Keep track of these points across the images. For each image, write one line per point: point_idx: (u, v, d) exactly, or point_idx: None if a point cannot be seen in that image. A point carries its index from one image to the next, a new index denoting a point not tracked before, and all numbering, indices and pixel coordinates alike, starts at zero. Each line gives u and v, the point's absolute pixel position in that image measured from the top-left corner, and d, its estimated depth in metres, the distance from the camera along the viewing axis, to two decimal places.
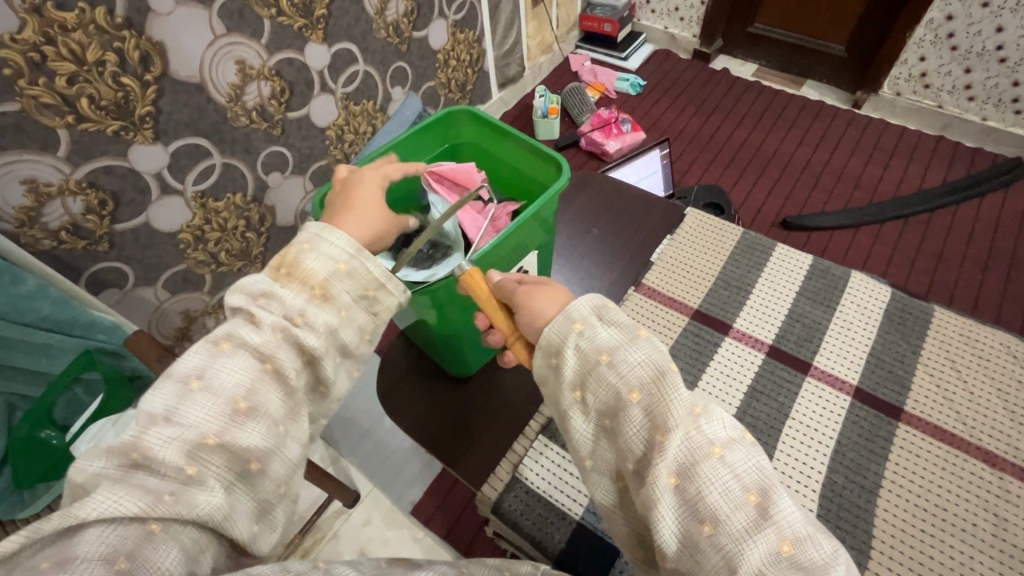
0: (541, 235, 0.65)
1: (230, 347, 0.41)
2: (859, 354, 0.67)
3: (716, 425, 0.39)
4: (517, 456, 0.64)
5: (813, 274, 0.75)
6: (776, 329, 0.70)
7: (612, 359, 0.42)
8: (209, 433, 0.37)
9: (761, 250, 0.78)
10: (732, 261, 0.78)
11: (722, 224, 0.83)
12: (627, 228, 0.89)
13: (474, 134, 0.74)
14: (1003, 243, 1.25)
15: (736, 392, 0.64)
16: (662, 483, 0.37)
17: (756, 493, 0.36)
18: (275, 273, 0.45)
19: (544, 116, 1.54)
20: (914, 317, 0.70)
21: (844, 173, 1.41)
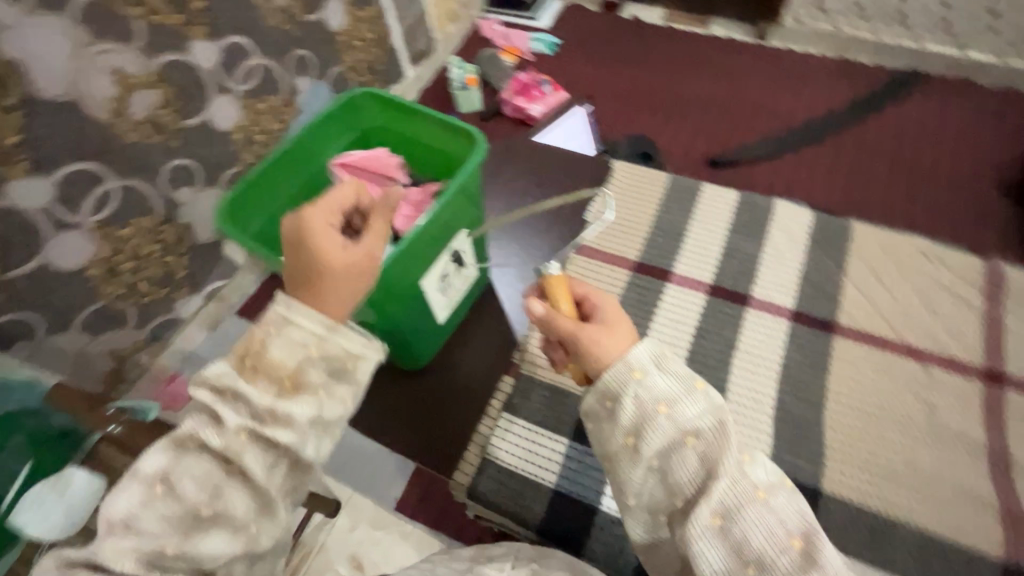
0: (470, 211, 0.69)
1: (193, 448, 0.48)
2: (795, 275, 0.78)
3: (761, 478, 0.50)
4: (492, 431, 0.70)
5: (739, 210, 0.84)
6: (712, 265, 0.80)
7: (674, 407, 0.52)
8: (166, 541, 0.45)
9: (688, 194, 0.87)
10: (664, 213, 0.86)
11: (652, 172, 0.90)
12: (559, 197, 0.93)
13: (384, 118, 0.75)
14: (907, 152, 1.34)
15: (691, 332, 0.75)
16: (711, 520, 0.48)
17: (794, 534, 0.48)
18: (240, 364, 0.49)
19: (463, 89, 1.50)
20: (836, 237, 0.81)
21: (760, 105, 1.46)
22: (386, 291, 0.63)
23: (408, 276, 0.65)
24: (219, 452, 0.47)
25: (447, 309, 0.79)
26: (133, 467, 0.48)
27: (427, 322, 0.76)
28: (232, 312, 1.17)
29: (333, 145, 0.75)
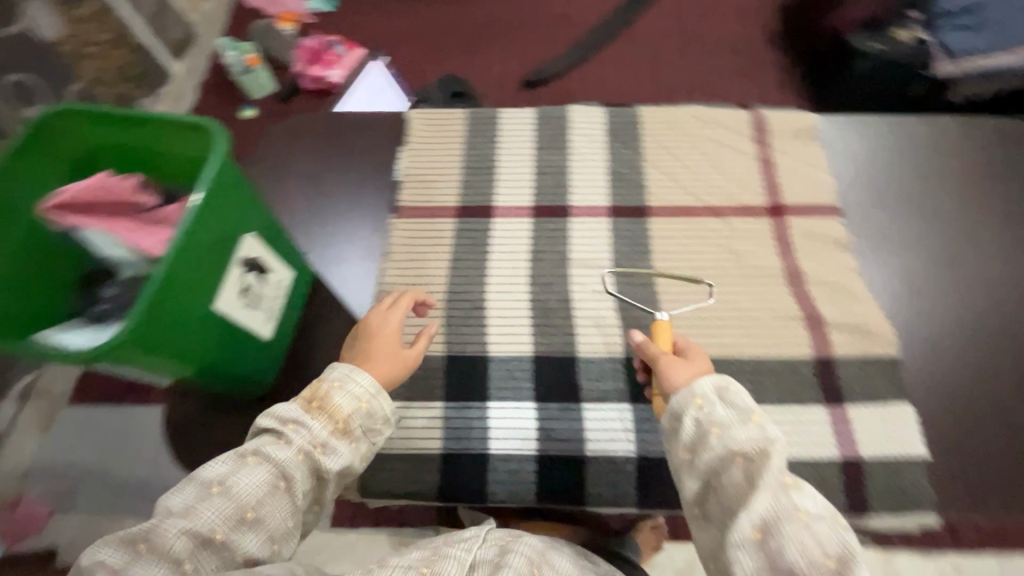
0: (247, 216, 0.58)
1: (255, 458, 0.50)
2: (554, 159, 0.82)
3: (739, 431, 0.49)
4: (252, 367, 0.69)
5: (536, 125, 0.85)
6: (505, 160, 0.82)
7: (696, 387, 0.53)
8: (215, 535, 0.46)
9: (485, 125, 0.85)
10: (450, 108, 0.87)
11: (444, 112, 0.86)
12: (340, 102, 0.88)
13: (97, 135, 0.58)
14: (689, 29, 1.45)
15: (472, 235, 0.77)
16: (685, 461, 0.51)
17: (761, 469, 0.47)
18: (307, 403, 0.54)
19: (245, 70, 1.32)
20: (618, 121, 0.85)
21: (552, 15, 1.48)
22: (161, 336, 0.50)
23: (185, 311, 0.51)
24: (279, 470, 0.50)
25: (271, 329, 0.64)
26: (191, 472, 0.50)
27: (253, 359, 0.63)
28: (64, 404, 1.01)
29: (44, 194, 0.57)
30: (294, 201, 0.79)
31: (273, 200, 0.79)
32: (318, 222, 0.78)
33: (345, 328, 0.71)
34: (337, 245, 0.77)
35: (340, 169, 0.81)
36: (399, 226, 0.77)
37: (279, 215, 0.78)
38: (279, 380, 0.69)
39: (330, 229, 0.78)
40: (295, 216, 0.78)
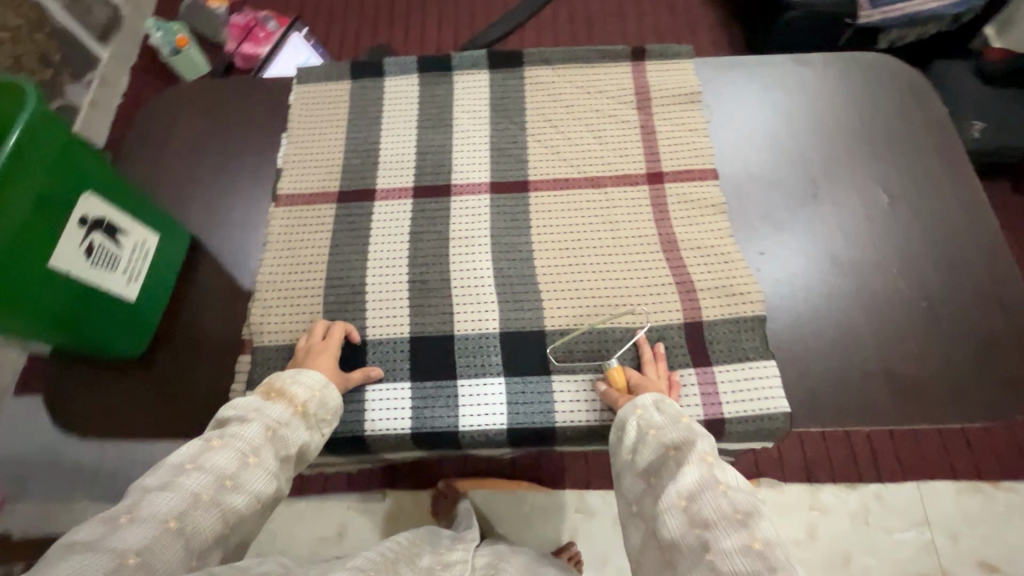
0: (73, 173, 0.61)
1: (221, 441, 0.56)
2: (721, 251, 0.75)
3: (728, 473, 0.54)
4: (346, 274, 0.76)
5: (605, 233, 0.77)
6: (681, 231, 0.76)
7: (689, 421, 0.59)
8: (226, 477, 0.54)
9: (519, 219, 0.78)
10: (671, 145, 0.82)
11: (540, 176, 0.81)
12: (574, 81, 0.87)
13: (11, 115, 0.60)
14: None
15: (596, 273, 0.75)
16: (676, 505, 0.53)
17: (741, 514, 0.50)
18: (264, 395, 0.61)
19: None
20: (790, 223, 0.78)
21: None
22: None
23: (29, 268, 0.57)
24: (246, 442, 0.56)
25: (129, 280, 0.69)
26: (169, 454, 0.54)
27: (116, 306, 0.68)
28: None
29: None
30: (471, 149, 0.83)
31: (456, 140, 0.84)
32: (480, 179, 0.81)
33: (436, 288, 0.74)
34: (479, 213, 0.79)
35: (528, 144, 0.83)
36: (537, 225, 0.78)
37: (449, 158, 0.83)
38: (360, 289, 0.74)
39: (485, 195, 0.80)
40: (464, 166, 0.82)
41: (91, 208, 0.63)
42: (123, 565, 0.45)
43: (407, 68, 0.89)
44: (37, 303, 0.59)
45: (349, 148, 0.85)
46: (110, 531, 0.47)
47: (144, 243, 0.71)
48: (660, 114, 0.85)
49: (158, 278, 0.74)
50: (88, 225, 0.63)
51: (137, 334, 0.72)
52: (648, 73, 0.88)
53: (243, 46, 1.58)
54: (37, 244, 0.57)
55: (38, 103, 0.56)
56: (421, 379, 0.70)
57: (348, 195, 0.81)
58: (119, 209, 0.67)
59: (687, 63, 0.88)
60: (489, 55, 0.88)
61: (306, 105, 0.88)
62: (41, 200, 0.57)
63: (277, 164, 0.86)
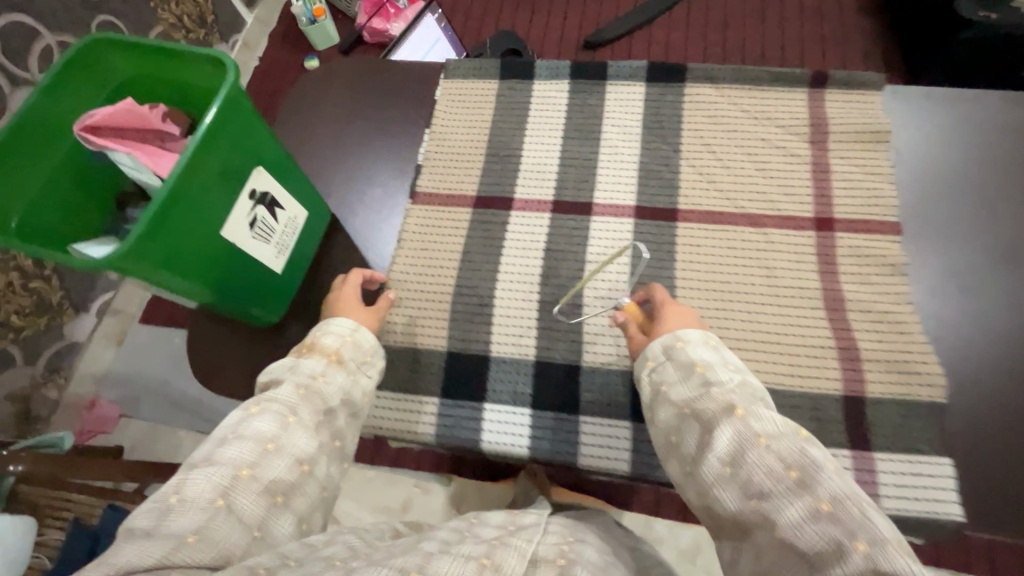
0: (251, 147, 0.60)
1: (259, 408, 0.52)
2: (896, 320, 0.65)
3: (765, 420, 0.44)
4: (475, 285, 0.74)
5: (758, 279, 0.70)
6: (849, 290, 0.68)
7: (705, 372, 0.51)
8: (267, 440, 0.50)
9: (662, 251, 0.73)
10: (846, 188, 0.73)
11: (690, 207, 0.75)
12: (738, 103, 0.80)
13: (204, 81, 0.60)
14: None
15: (743, 323, 0.68)
16: (720, 474, 0.44)
17: (795, 470, 0.40)
18: (297, 352, 0.60)
19: None
20: (974, 275, 0.67)
21: None
22: (171, 270, 0.55)
23: (199, 242, 0.57)
24: (282, 406, 0.52)
25: (280, 257, 0.69)
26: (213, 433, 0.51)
27: (264, 282, 0.69)
28: None
29: (151, 61, 0.60)
30: (618, 168, 0.79)
31: (602, 155, 0.80)
32: (624, 202, 0.76)
33: (565, 311, 0.71)
34: (620, 239, 0.74)
35: (680, 169, 0.77)
36: (682, 260, 0.72)
37: (593, 175, 0.79)
38: (488, 302, 0.73)
39: (628, 220, 0.75)
40: (608, 186, 0.78)
41: (259, 182, 0.62)
42: (182, 544, 0.41)
43: (558, 72, 0.85)
44: (201, 273, 0.59)
45: (490, 151, 0.82)
46: (162, 516, 0.43)
47: (296, 219, 0.70)
48: (836, 152, 0.75)
49: (301, 253, 0.74)
50: (256, 200, 0.63)
51: (274, 307, 0.73)
52: (826, 103, 0.78)
53: (374, 20, 1.64)
54: (213, 214, 0.57)
55: (235, 76, 0.56)
56: (541, 407, 0.67)
57: (485, 201, 0.79)
58: (280, 183, 0.67)
59: (874, 96, 0.78)
60: (649, 66, 0.83)
61: (451, 101, 0.87)
62: (221, 176, 0.57)
63: (416, 159, 0.85)
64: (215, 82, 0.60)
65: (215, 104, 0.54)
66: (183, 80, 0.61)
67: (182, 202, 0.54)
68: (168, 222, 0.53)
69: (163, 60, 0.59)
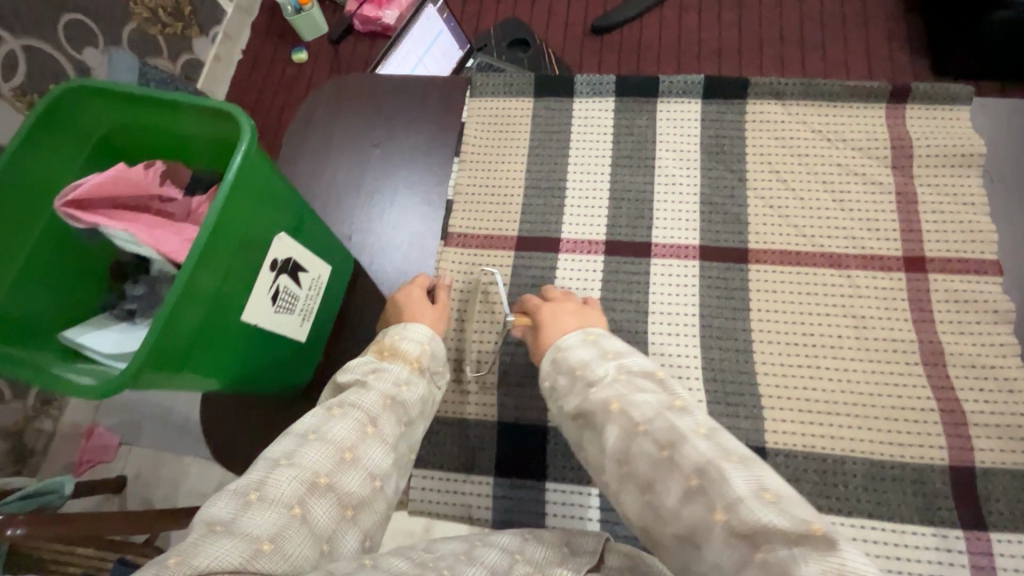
0: (270, 212, 0.52)
1: (340, 411, 0.51)
2: (1001, 377, 0.59)
3: (641, 405, 0.44)
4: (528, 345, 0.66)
5: (845, 330, 0.62)
6: (945, 341, 0.61)
7: (586, 372, 0.50)
8: (346, 449, 0.48)
9: (734, 299, 0.65)
10: (937, 222, 0.65)
11: (762, 247, 0.67)
12: (808, 122, 0.71)
13: (212, 134, 0.51)
14: None
15: (832, 382, 0.61)
16: (620, 475, 0.44)
17: (667, 451, 0.41)
18: (378, 354, 0.59)
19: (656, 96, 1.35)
20: None
21: None
22: (188, 363, 0.48)
23: (219, 327, 0.50)
24: (367, 412, 0.52)
25: (305, 324, 0.61)
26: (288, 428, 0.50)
27: (288, 353, 0.61)
28: None
29: (145, 112, 0.50)
30: (677, 201, 0.70)
31: (658, 186, 0.71)
32: (687, 242, 0.68)
33: None
34: (686, 285, 0.66)
35: (747, 201, 0.69)
36: (758, 310, 0.64)
37: (649, 210, 0.70)
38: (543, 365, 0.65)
39: (693, 262, 0.67)
40: (667, 223, 0.69)
41: (281, 249, 0.55)
42: (260, 550, 0.38)
43: (602, 89, 0.76)
44: (221, 359, 0.52)
45: (529, 183, 0.73)
46: (242, 511, 0.41)
47: (320, 278, 0.62)
48: (922, 178, 0.67)
49: (326, 312, 0.66)
50: (278, 269, 0.55)
51: (300, 374, 0.65)
52: (909, 120, 0.69)
53: (364, 8, 1.60)
54: (233, 297, 0.50)
55: (251, 136, 0.47)
56: None
57: (528, 243, 0.70)
58: (302, 243, 0.59)
59: (965, 110, 0.69)
60: (706, 81, 0.73)
61: (480, 124, 0.78)
62: (240, 251, 0.49)
63: (446, 193, 0.75)
64: (225, 135, 0.51)
65: (230, 172, 0.46)
66: (183, 131, 0.52)
67: (199, 296, 0.46)
68: (184, 315, 0.45)
69: (159, 109, 0.50)
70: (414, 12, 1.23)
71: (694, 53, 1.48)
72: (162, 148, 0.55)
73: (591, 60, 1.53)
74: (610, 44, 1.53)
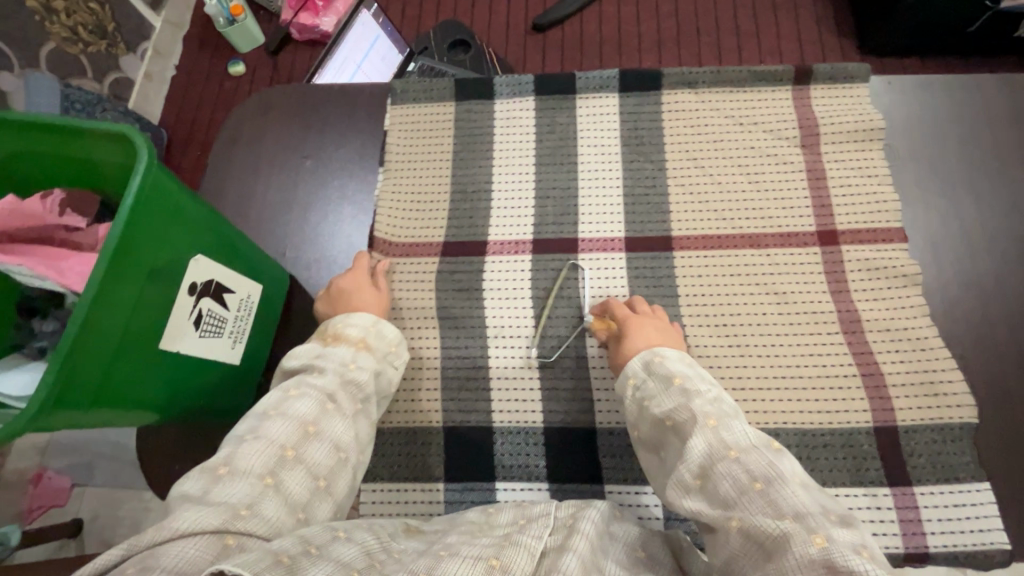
0: (184, 234, 0.51)
1: (297, 392, 0.54)
2: (915, 337, 0.62)
3: (737, 433, 0.48)
4: (466, 345, 0.66)
5: (770, 306, 0.64)
6: (863, 308, 0.64)
7: (684, 385, 0.52)
8: (309, 423, 0.52)
9: (663, 285, 0.66)
10: (847, 195, 0.68)
11: (686, 233, 0.68)
12: (721, 109, 0.73)
13: (112, 159, 0.48)
14: None
15: (760, 358, 0.63)
16: (689, 484, 0.47)
17: (760, 482, 0.44)
18: (322, 342, 0.60)
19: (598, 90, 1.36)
20: (988, 287, 0.64)
21: None
22: (104, 399, 0.46)
23: (136, 359, 0.48)
24: (323, 391, 0.55)
25: (236, 348, 0.59)
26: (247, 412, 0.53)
27: (220, 381, 0.59)
28: None
29: (37, 141, 0.48)
30: (603, 196, 0.71)
31: (583, 181, 0.72)
32: (615, 234, 0.69)
33: (570, 367, 0.65)
34: (614, 277, 0.67)
35: (669, 191, 0.70)
36: (687, 294, 0.66)
37: (575, 207, 0.71)
38: (481, 365, 0.65)
39: (620, 254, 0.68)
40: (594, 216, 0.70)
41: (201, 272, 0.53)
42: (239, 514, 0.43)
43: (523, 89, 0.76)
44: (143, 390, 0.50)
45: (457, 186, 0.73)
46: (214, 484, 0.45)
47: (249, 298, 0.60)
48: (830, 155, 0.70)
49: (260, 334, 0.64)
50: (198, 292, 0.53)
51: (238, 400, 0.63)
52: (814, 101, 0.72)
53: (300, 15, 1.56)
54: (147, 327, 0.48)
55: (151, 159, 0.45)
56: (560, 483, 0.61)
57: (456, 247, 0.70)
58: (226, 265, 0.57)
59: (863, 88, 0.72)
60: (621, 75, 0.74)
61: (404, 130, 0.76)
62: (153, 278, 0.47)
63: (372, 202, 0.74)
64: (126, 159, 0.48)
65: (129, 197, 0.44)
66: (81, 158, 0.49)
67: (103, 330, 0.44)
68: (90, 349, 0.43)
69: (49, 132, 0.47)
70: (348, 17, 1.20)
71: (633, 47, 1.51)
72: (63, 176, 0.52)
73: (534, 58, 1.54)
74: (552, 41, 1.54)
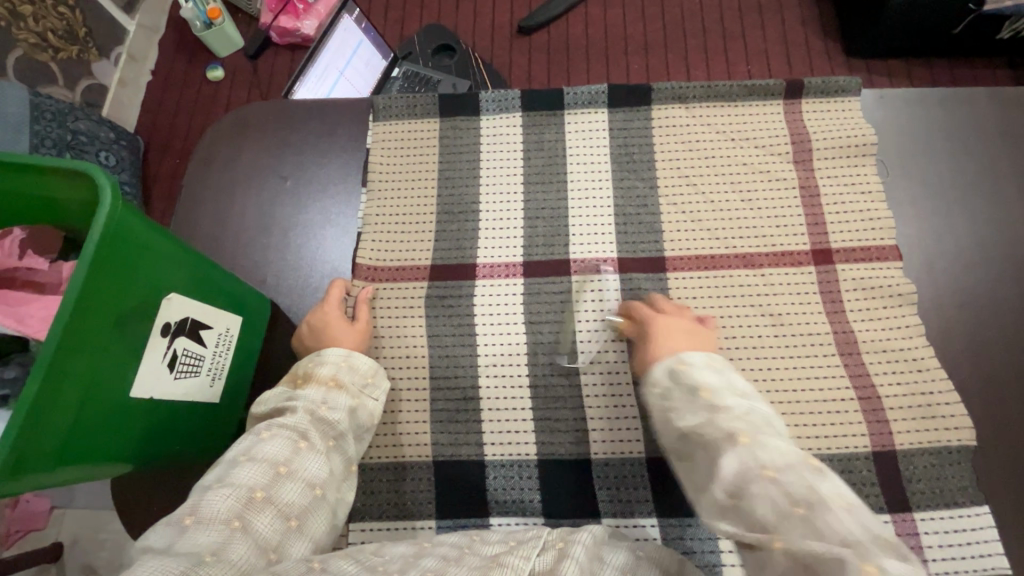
0: (155, 271, 0.48)
1: (269, 435, 0.52)
2: (911, 358, 0.61)
3: (773, 450, 0.43)
4: (454, 374, 0.64)
5: (764, 329, 0.63)
6: (858, 329, 0.63)
7: (712, 397, 0.50)
8: (281, 463, 0.50)
9: None
10: (841, 212, 0.67)
11: (678, 253, 0.67)
12: (712, 124, 0.72)
13: (70, 194, 0.45)
14: None
15: (756, 383, 0.61)
16: (724, 506, 0.43)
17: (802, 504, 0.40)
18: (293, 385, 0.58)
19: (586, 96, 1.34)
20: (981, 304, 0.63)
21: None
22: (72, 454, 0.43)
23: (107, 408, 0.45)
24: (295, 432, 0.52)
25: (213, 386, 0.57)
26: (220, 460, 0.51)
27: (198, 422, 0.56)
28: None
29: None
30: (593, 215, 0.69)
31: (572, 200, 0.70)
32: (605, 256, 0.67)
33: (562, 395, 0.63)
34: (607, 300, 0.66)
35: (661, 210, 0.69)
36: None
37: (565, 227, 0.69)
38: (471, 395, 0.63)
39: (613, 276, 0.67)
40: (586, 237, 0.68)
41: (174, 311, 0.50)
42: (202, 561, 0.41)
43: (508, 106, 0.74)
44: (114, 440, 0.47)
45: (443, 206, 0.71)
46: (179, 535, 0.43)
47: (228, 333, 0.58)
48: (822, 172, 0.69)
49: (239, 369, 0.61)
50: (172, 332, 0.51)
51: (217, 440, 0.61)
52: (805, 115, 0.71)
53: (281, 19, 1.51)
54: (118, 372, 0.45)
55: (114, 196, 0.42)
56: (552, 516, 0.59)
57: (444, 271, 0.68)
58: (201, 300, 0.54)
59: (855, 102, 0.71)
60: (609, 91, 0.73)
61: (386, 150, 0.73)
62: (122, 320, 0.45)
63: (356, 224, 0.72)
64: (86, 195, 0.45)
65: (92, 237, 0.41)
66: (38, 196, 0.46)
67: (69, 381, 0.41)
68: (55, 402, 0.40)
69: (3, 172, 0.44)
70: (330, 23, 1.15)
71: (620, 49, 1.49)
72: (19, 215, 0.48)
73: (520, 61, 1.51)
74: (538, 44, 1.52)
